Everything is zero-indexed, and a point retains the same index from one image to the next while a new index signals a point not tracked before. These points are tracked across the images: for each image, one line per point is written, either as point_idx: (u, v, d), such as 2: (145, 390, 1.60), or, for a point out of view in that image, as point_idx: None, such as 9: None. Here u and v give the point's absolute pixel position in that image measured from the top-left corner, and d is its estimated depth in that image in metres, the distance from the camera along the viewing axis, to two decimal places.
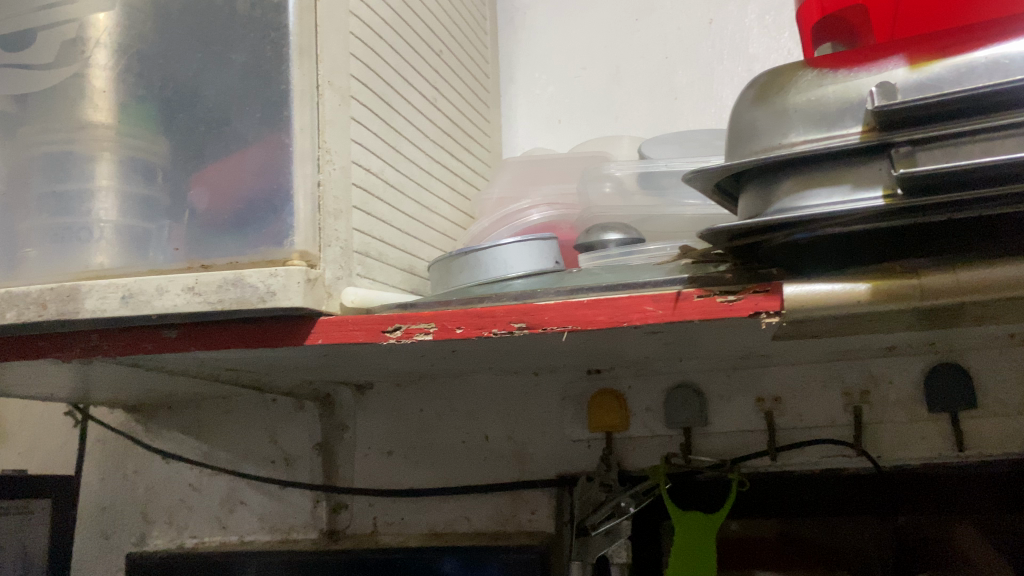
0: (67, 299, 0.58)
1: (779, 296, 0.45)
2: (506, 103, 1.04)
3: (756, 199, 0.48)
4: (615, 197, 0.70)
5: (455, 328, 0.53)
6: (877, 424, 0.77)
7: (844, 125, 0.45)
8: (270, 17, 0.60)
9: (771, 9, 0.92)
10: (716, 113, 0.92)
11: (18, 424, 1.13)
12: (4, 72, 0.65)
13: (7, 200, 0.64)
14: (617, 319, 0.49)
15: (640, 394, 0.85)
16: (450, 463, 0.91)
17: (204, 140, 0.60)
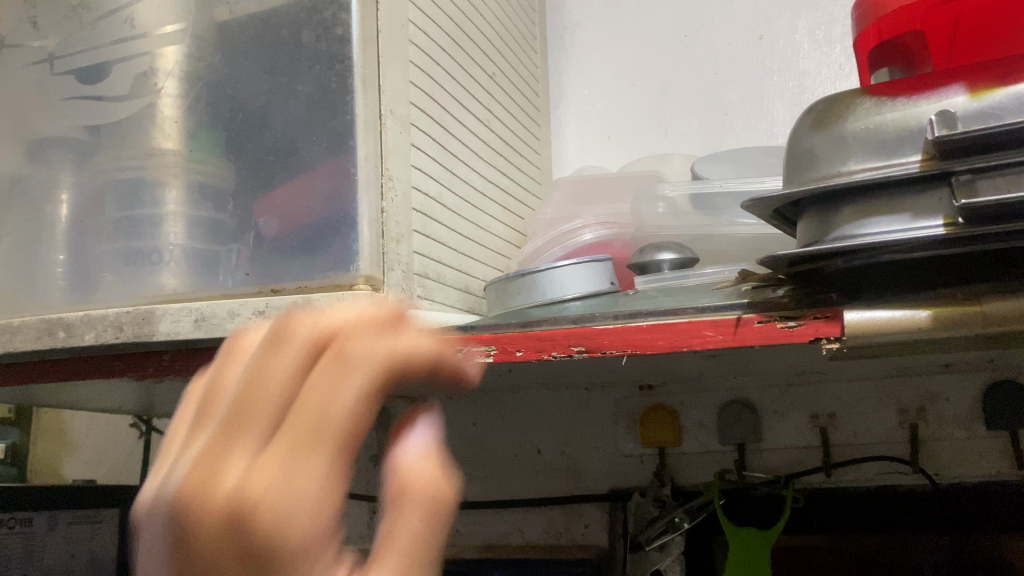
0: (143, 321, 0.60)
1: (840, 321, 0.46)
2: (557, 119, 1.06)
3: (815, 224, 0.49)
4: (668, 217, 0.70)
5: (514, 351, 0.54)
6: (934, 441, 0.76)
7: (903, 154, 0.46)
8: (335, 50, 0.62)
9: (822, 24, 0.92)
10: (767, 128, 0.93)
11: (84, 434, 1.17)
12: (79, 103, 0.68)
13: (83, 225, 0.67)
14: (677, 344, 0.50)
15: (692, 410, 0.85)
16: (504, 476, 0.93)
17: (274, 168, 0.63)
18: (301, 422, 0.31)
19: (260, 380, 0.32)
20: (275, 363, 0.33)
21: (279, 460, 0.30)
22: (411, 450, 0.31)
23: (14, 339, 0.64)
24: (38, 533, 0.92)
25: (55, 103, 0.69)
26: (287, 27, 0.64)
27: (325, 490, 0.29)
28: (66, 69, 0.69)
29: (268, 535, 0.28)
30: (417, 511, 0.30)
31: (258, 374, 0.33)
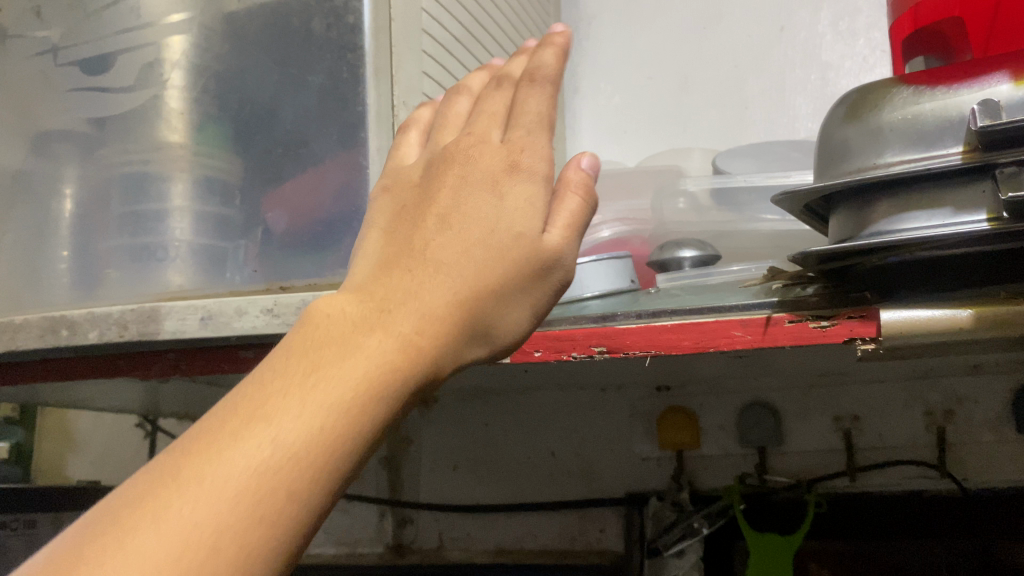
0: (148, 319, 0.58)
1: (875, 321, 0.44)
2: (572, 114, 1.04)
3: (849, 220, 0.47)
4: (689, 213, 0.68)
5: (533, 351, 0.53)
6: (961, 444, 0.74)
7: (944, 145, 0.43)
8: (347, 39, 0.59)
9: (845, 15, 0.90)
10: (788, 122, 0.90)
11: (90, 433, 1.15)
12: (84, 96, 0.66)
13: (89, 221, 0.65)
14: (703, 345, 0.48)
15: (711, 412, 0.83)
16: (517, 479, 0.91)
17: (282, 162, 0.62)
18: (491, 172, 0.37)
19: (456, 163, 0.38)
20: (476, 141, 0.38)
21: (490, 190, 0.36)
22: (578, 162, 0.39)
23: (15, 338, 0.62)
24: (42, 533, 0.90)
25: (60, 95, 0.67)
26: (297, 15, 0.61)
27: (526, 215, 0.35)
28: (71, 60, 0.67)
29: (481, 239, 0.35)
30: (576, 193, 0.38)
31: (455, 163, 0.38)
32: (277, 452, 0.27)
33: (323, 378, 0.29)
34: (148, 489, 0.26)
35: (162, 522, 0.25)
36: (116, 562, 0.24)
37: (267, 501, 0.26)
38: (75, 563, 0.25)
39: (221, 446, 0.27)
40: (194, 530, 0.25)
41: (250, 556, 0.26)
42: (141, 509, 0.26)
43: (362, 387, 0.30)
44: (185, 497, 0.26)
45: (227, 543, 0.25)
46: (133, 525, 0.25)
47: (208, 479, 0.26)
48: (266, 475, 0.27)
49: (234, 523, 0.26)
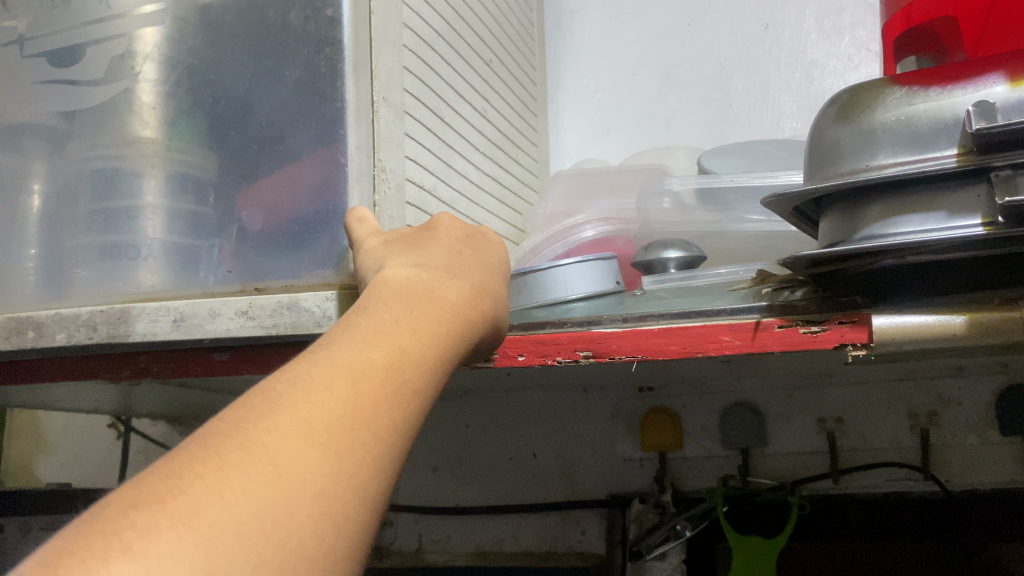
0: (118, 321, 0.56)
1: (868, 326, 0.43)
2: (554, 109, 1.03)
3: (841, 222, 0.46)
4: (674, 212, 0.67)
5: (516, 355, 0.52)
6: (945, 447, 0.73)
7: (938, 147, 0.42)
8: (324, 32, 0.57)
9: (830, 13, 0.89)
10: (772, 121, 0.90)
11: (60, 434, 1.12)
12: (52, 88, 0.64)
13: (58, 217, 0.63)
14: (691, 349, 0.47)
15: (695, 413, 0.82)
16: (498, 480, 0.90)
17: (259, 159, 0.59)
18: (486, 239, 0.49)
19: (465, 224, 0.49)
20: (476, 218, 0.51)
21: (488, 248, 0.48)
22: None
23: None
24: None
25: (25, 87, 0.65)
26: (273, 7, 0.59)
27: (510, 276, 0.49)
28: (38, 51, 0.65)
29: (489, 265, 0.46)
30: None
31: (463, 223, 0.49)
32: (405, 360, 0.34)
33: (416, 320, 0.37)
34: (303, 371, 0.31)
35: (331, 390, 0.30)
36: (311, 409, 0.29)
37: (405, 393, 0.33)
38: (271, 409, 0.29)
39: (354, 350, 0.33)
40: (360, 398, 0.31)
41: (398, 426, 0.31)
42: (311, 379, 0.31)
43: (444, 332, 0.37)
44: (345, 375, 0.31)
45: (388, 412, 0.31)
46: (310, 387, 0.30)
47: (359, 368, 0.32)
48: (399, 373, 0.33)
49: (388, 401, 0.32)
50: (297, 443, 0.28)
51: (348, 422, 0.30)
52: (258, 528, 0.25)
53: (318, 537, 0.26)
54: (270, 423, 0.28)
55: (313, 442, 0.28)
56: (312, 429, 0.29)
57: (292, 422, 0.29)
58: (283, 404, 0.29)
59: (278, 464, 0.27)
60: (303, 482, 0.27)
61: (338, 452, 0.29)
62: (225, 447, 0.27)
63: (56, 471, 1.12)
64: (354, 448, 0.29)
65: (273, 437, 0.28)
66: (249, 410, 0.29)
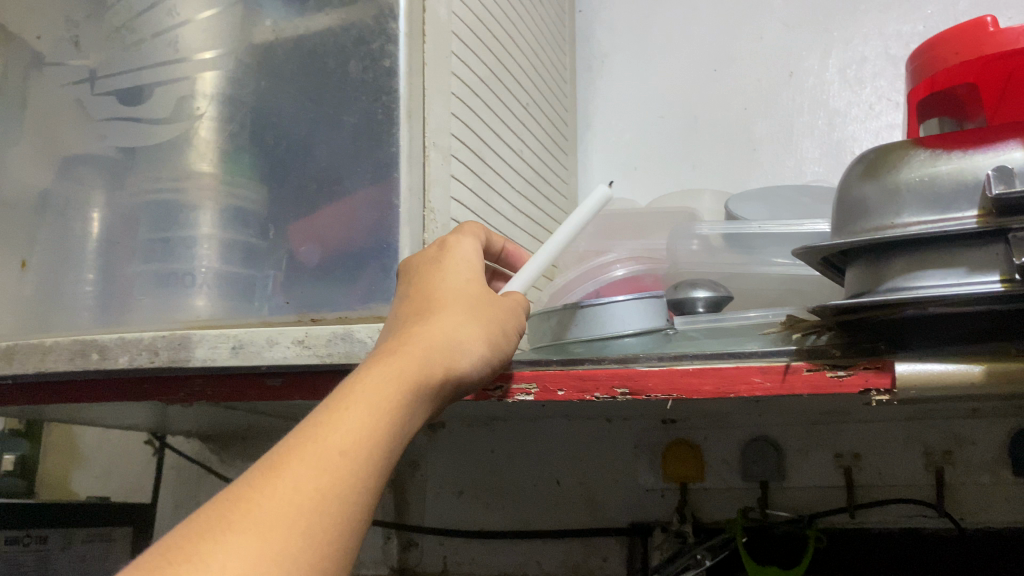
0: (178, 347, 0.59)
1: (891, 373, 0.46)
2: (582, 147, 1.07)
3: (867, 274, 0.49)
4: (702, 254, 0.70)
5: (556, 389, 0.55)
6: (958, 484, 0.76)
7: (959, 208, 0.46)
8: (382, 82, 0.61)
9: (853, 64, 0.93)
10: (795, 165, 0.93)
11: (95, 449, 1.16)
12: (119, 125, 0.69)
13: (117, 244, 0.68)
14: (723, 389, 0.50)
15: (715, 445, 0.85)
16: (522, 505, 0.92)
17: (317, 198, 0.63)
18: (474, 275, 0.50)
19: (449, 256, 0.51)
20: (462, 246, 0.52)
21: (471, 282, 0.49)
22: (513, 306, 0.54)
23: (45, 359, 0.64)
24: (53, 550, 0.87)
25: (95, 124, 0.70)
26: (334, 56, 0.63)
27: (497, 303, 0.49)
28: (109, 90, 0.70)
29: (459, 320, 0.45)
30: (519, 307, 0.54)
31: (451, 259, 0.51)
32: (341, 425, 0.37)
33: (359, 419, 0.37)
34: (244, 490, 0.33)
35: (275, 477, 0.34)
36: (244, 533, 0.31)
37: (336, 457, 0.35)
38: (212, 533, 0.31)
39: (293, 463, 0.34)
40: (295, 471, 0.34)
41: (337, 488, 0.34)
42: (251, 502, 0.32)
43: (387, 385, 0.39)
44: (281, 497, 0.33)
45: (322, 479, 0.34)
46: (249, 510, 0.32)
47: (296, 446, 0.35)
48: (334, 447, 0.36)
49: (321, 470, 0.35)
50: (248, 524, 0.32)
51: (289, 502, 0.33)
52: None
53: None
54: (225, 512, 0.32)
55: (257, 522, 0.32)
56: (259, 508, 0.32)
57: (230, 547, 0.31)
58: (222, 527, 0.31)
59: (231, 547, 0.31)
60: (250, 560, 0.30)
61: (279, 526, 0.32)
62: (191, 537, 0.31)
63: (89, 484, 1.16)
64: (293, 520, 0.32)
65: (227, 523, 0.31)
66: (215, 511, 0.32)
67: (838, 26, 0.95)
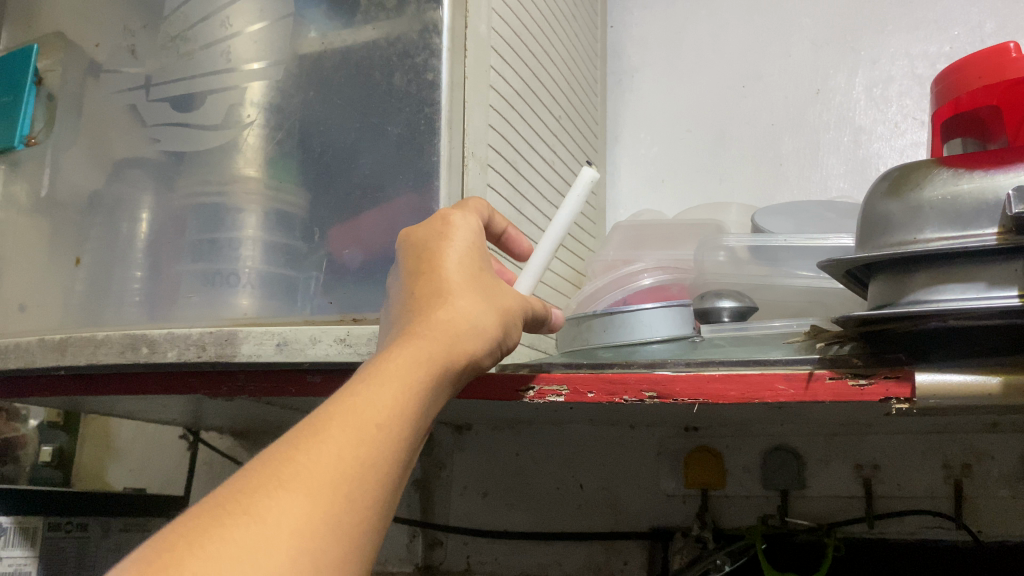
0: (224, 343, 0.62)
1: (911, 382, 0.48)
2: (611, 159, 1.09)
3: (889, 287, 0.51)
4: (728, 266, 0.72)
5: (586, 392, 0.57)
6: (977, 499, 0.77)
7: (980, 225, 0.47)
8: (425, 94, 0.63)
9: (879, 82, 0.94)
10: (820, 181, 0.95)
11: (132, 443, 1.19)
12: (171, 130, 0.73)
13: (166, 243, 0.71)
14: (749, 396, 0.52)
15: (737, 454, 0.87)
16: (545, 507, 0.94)
17: (361, 204, 0.65)
18: (483, 254, 0.49)
19: (460, 236, 0.49)
20: (465, 228, 0.50)
21: (480, 267, 0.48)
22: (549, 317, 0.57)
23: (96, 351, 0.66)
24: (92, 538, 0.91)
25: (148, 128, 0.74)
26: (379, 69, 0.65)
27: (510, 287, 0.49)
28: (163, 97, 0.74)
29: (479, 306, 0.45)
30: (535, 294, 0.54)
31: (464, 235, 0.49)
32: (372, 401, 0.38)
33: (381, 403, 0.38)
34: (279, 463, 0.34)
35: (308, 453, 0.35)
36: (284, 506, 0.32)
37: (372, 428, 0.37)
38: (251, 503, 0.32)
39: (324, 441, 0.35)
40: (336, 441, 0.35)
41: (372, 460, 0.36)
42: (287, 476, 0.33)
43: (409, 373, 0.39)
44: (315, 473, 0.34)
45: (361, 450, 0.36)
46: (286, 484, 0.33)
47: (333, 417, 0.37)
48: (363, 428, 0.36)
49: (360, 440, 0.36)
50: (298, 485, 0.33)
51: (325, 480, 0.34)
52: (285, 555, 0.31)
53: (326, 563, 0.32)
54: (275, 472, 0.34)
55: (307, 483, 0.33)
56: (308, 472, 0.34)
57: (271, 518, 0.32)
58: (262, 499, 0.32)
59: (284, 505, 0.32)
60: (303, 518, 0.32)
61: (327, 488, 0.34)
62: (248, 491, 0.33)
63: (125, 477, 1.20)
64: (339, 483, 0.34)
65: (279, 482, 0.33)
66: (253, 480, 0.33)
67: (865, 45, 0.97)
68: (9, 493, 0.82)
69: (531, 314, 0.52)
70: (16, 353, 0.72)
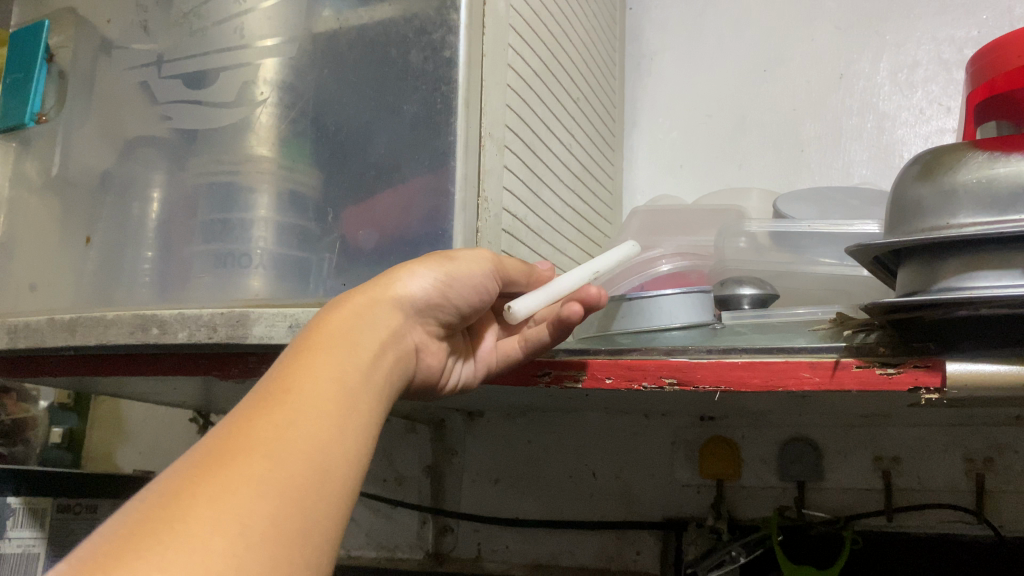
0: (237, 324, 0.61)
1: (941, 371, 0.46)
2: (628, 144, 1.07)
3: (918, 274, 0.49)
4: (749, 252, 0.71)
5: (605, 378, 0.56)
6: (999, 493, 0.76)
7: (1017, 211, 0.46)
8: (442, 71, 0.61)
9: (904, 67, 0.92)
10: (843, 167, 0.93)
11: (141, 425, 1.19)
12: (183, 108, 0.72)
13: (177, 222, 0.70)
14: (772, 383, 0.51)
15: (753, 444, 0.85)
16: (558, 495, 0.93)
17: (376, 185, 0.64)
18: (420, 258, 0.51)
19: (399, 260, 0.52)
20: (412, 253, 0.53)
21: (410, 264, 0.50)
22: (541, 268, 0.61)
23: (106, 332, 0.65)
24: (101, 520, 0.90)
25: (161, 106, 0.73)
26: (396, 46, 0.64)
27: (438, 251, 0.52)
28: (175, 74, 0.73)
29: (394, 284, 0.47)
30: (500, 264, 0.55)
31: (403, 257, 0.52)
32: (284, 375, 0.38)
33: (292, 375, 0.38)
34: (199, 449, 0.34)
35: (226, 432, 0.34)
36: (203, 479, 0.31)
37: (282, 395, 0.37)
38: (171, 487, 0.31)
39: (241, 418, 0.35)
40: (252, 414, 0.35)
41: (292, 421, 0.35)
42: (207, 455, 0.33)
43: (317, 345, 0.41)
44: (233, 445, 0.33)
45: (275, 415, 0.35)
46: (205, 461, 0.32)
47: (248, 398, 0.37)
48: (279, 398, 0.36)
49: (271, 407, 0.36)
50: (214, 459, 0.33)
51: (243, 448, 0.33)
52: (207, 518, 0.30)
53: (251, 519, 0.31)
54: (194, 458, 0.33)
55: (226, 455, 0.33)
56: (225, 448, 0.33)
57: (191, 491, 0.31)
58: (181, 480, 0.32)
59: (205, 479, 0.31)
60: (223, 485, 0.31)
61: (245, 454, 0.33)
62: (171, 480, 0.32)
63: (134, 459, 1.20)
64: (257, 446, 0.34)
65: (196, 464, 0.32)
66: (176, 469, 0.33)
67: (890, 29, 0.94)
68: (19, 473, 0.81)
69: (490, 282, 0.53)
70: (24, 333, 0.71)
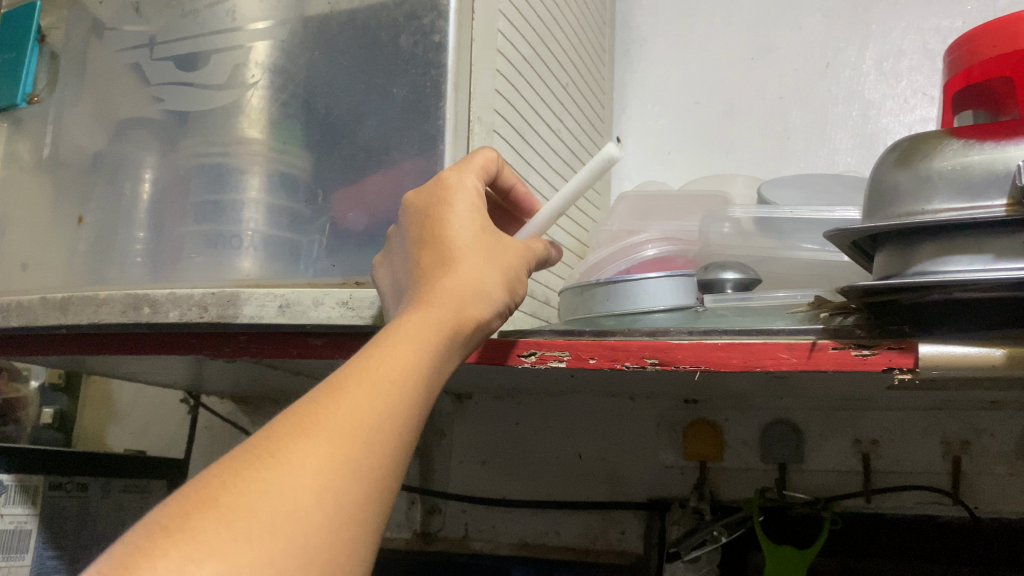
0: (227, 303, 0.62)
1: (915, 353, 0.48)
2: (618, 131, 1.08)
3: (895, 256, 0.50)
4: (733, 237, 0.72)
5: (588, 358, 0.57)
6: (975, 476, 0.77)
7: (990, 197, 0.47)
8: (431, 56, 0.62)
9: (890, 56, 0.94)
10: (828, 155, 0.94)
11: (132, 405, 1.20)
12: (175, 89, 0.72)
13: (169, 203, 0.71)
14: (752, 363, 0.52)
15: (736, 427, 0.87)
16: (544, 476, 0.95)
17: (365, 167, 0.65)
18: (483, 216, 0.51)
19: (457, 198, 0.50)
20: (469, 192, 0.51)
21: (483, 228, 0.50)
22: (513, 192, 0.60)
23: (98, 311, 0.66)
24: (93, 497, 0.91)
25: (152, 87, 0.73)
26: (386, 31, 0.65)
27: (506, 243, 0.50)
28: (166, 56, 0.73)
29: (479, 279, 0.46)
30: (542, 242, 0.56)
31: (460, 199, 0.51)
32: (387, 360, 0.40)
33: (395, 358, 0.40)
34: (309, 414, 0.37)
35: (334, 405, 0.37)
36: (311, 451, 0.35)
37: (387, 384, 0.39)
38: (281, 451, 0.35)
39: (348, 394, 0.38)
40: (355, 396, 0.38)
41: (390, 411, 0.38)
42: (314, 426, 0.36)
43: (421, 331, 0.42)
44: (339, 425, 0.36)
45: (377, 402, 0.38)
46: (311, 433, 0.36)
47: (351, 373, 0.39)
48: (383, 383, 0.39)
49: (377, 395, 0.38)
50: (318, 432, 0.36)
51: (345, 428, 0.37)
52: (308, 493, 0.34)
53: (345, 499, 0.35)
54: (298, 423, 0.36)
55: (327, 431, 0.36)
56: (326, 422, 0.37)
57: (301, 462, 0.35)
58: (293, 445, 0.35)
59: (307, 450, 0.35)
60: (324, 463, 0.35)
61: (345, 436, 0.36)
62: (276, 439, 0.36)
63: (126, 438, 1.21)
64: (356, 431, 0.37)
65: (304, 434, 0.36)
66: (284, 429, 0.36)
67: (877, 19, 0.95)
68: (11, 451, 0.82)
69: (534, 260, 0.53)
70: (16, 312, 0.71)
